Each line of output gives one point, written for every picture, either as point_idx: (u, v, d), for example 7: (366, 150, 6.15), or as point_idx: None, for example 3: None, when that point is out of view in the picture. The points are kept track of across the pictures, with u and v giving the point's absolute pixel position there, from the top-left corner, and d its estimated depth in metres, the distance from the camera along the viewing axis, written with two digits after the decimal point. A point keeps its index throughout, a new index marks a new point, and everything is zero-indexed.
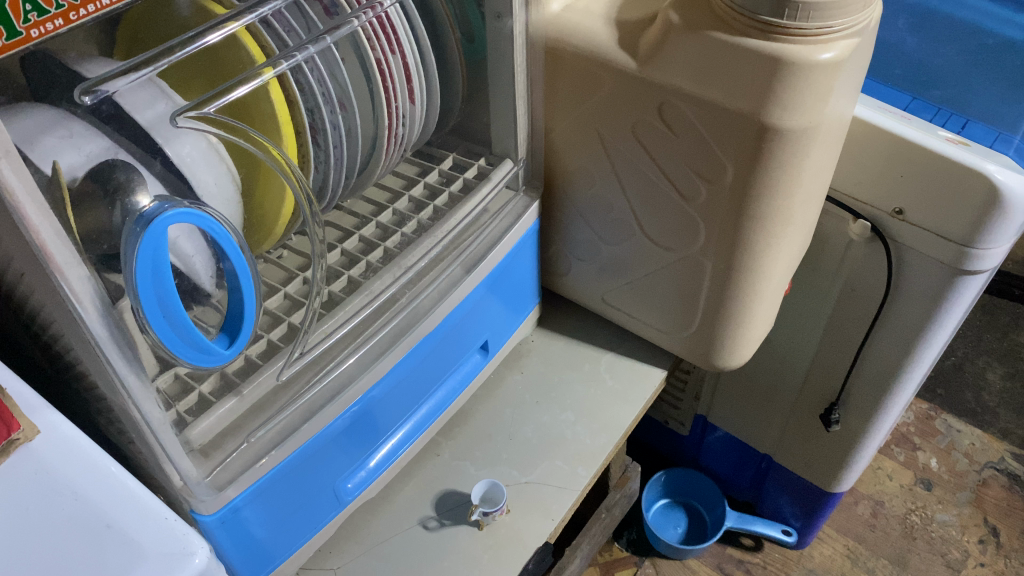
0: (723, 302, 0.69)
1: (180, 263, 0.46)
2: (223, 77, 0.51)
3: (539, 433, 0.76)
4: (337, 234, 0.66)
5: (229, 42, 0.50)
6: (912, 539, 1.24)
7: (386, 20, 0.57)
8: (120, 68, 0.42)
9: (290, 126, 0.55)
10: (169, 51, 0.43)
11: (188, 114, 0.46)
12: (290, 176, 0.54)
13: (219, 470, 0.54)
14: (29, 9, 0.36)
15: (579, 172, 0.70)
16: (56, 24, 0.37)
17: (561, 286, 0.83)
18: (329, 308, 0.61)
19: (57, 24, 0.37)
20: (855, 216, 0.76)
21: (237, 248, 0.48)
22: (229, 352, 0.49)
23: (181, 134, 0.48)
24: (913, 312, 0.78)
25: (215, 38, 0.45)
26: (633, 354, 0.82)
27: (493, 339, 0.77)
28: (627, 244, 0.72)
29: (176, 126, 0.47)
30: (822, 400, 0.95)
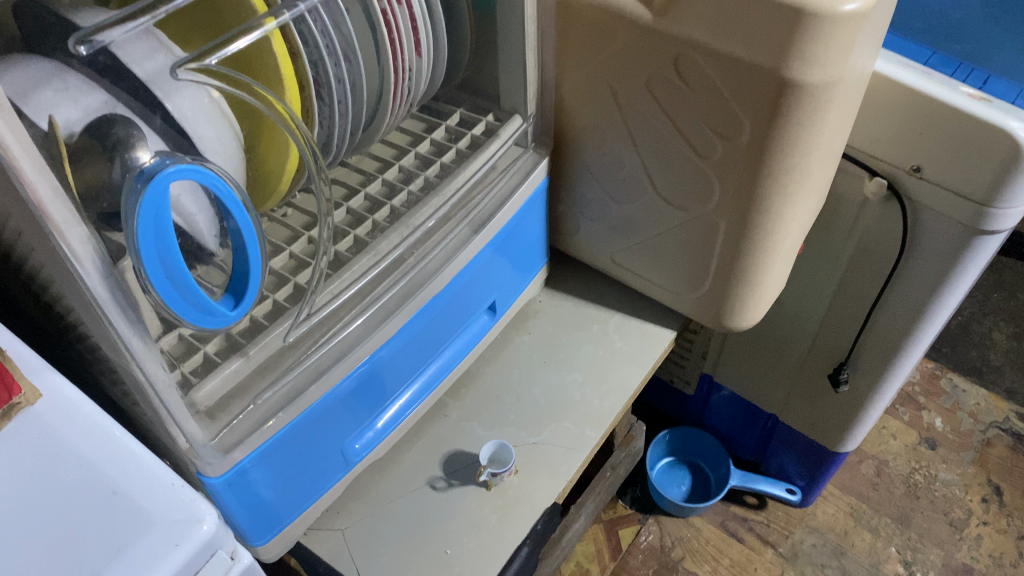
0: (738, 261, 0.68)
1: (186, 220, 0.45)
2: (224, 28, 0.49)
3: (546, 396, 0.75)
4: (343, 192, 0.65)
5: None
6: (916, 497, 1.24)
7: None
8: (115, 18, 0.40)
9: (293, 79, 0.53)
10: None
11: (188, 66, 0.44)
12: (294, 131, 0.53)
13: (225, 433, 0.54)
14: None
15: (589, 129, 0.69)
16: None
17: (569, 246, 0.82)
18: (336, 269, 0.60)
19: None
20: (871, 173, 0.74)
21: (242, 206, 0.46)
22: (234, 314, 0.47)
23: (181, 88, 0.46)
24: (927, 273, 0.77)
25: None
26: (642, 315, 0.81)
27: (501, 299, 0.75)
28: (638, 203, 0.71)
29: (177, 79, 0.45)
30: (831, 360, 0.94)
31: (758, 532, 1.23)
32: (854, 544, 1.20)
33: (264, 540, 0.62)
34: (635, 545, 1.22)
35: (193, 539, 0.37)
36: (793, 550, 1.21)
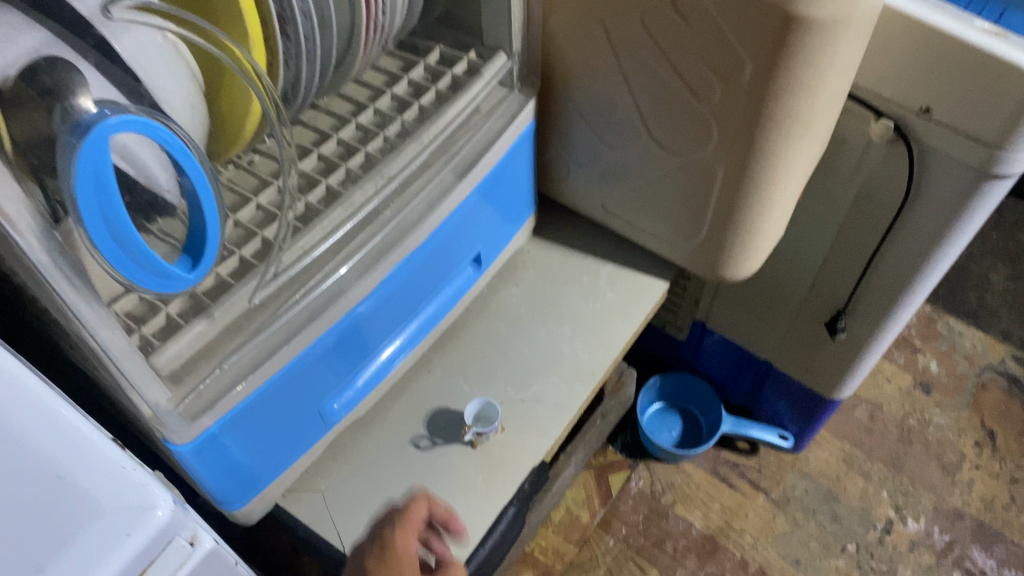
0: (736, 209, 0.64)
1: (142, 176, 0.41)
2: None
3: (535, 350, 0.72)
4: (314, 137, 0.61)
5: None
6: (909, 442, 1.23)
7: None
8: None
9: (255, 18, 0.48)
10: None
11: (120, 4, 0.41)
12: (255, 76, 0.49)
13: (191, 399, 0.51)
14: None
15: (579, 68, 0.64)
16: None
17: (558, 192, 0.78)
18: (305, 222, 0.56)
19: None
20: (877, 114, 0.70)
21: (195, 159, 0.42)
22: (193, 276, 0.44)
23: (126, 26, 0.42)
24: (932, 218, 0.73)
25: None
26: (635, 265, 0.78)
27: (487, 250, 0.72)
28: (631, 147, 0.66)
29: (115, 19, 0.42)
30: (829, 308, 0.91)
31: (749, 477, 1.23)
32: (846, 490, 1.20)
33: (241, 503, 0.59)
34: (626, 492, 1.21)
35: (147, 528, 0.35)
36: (784, 495, 1.20)
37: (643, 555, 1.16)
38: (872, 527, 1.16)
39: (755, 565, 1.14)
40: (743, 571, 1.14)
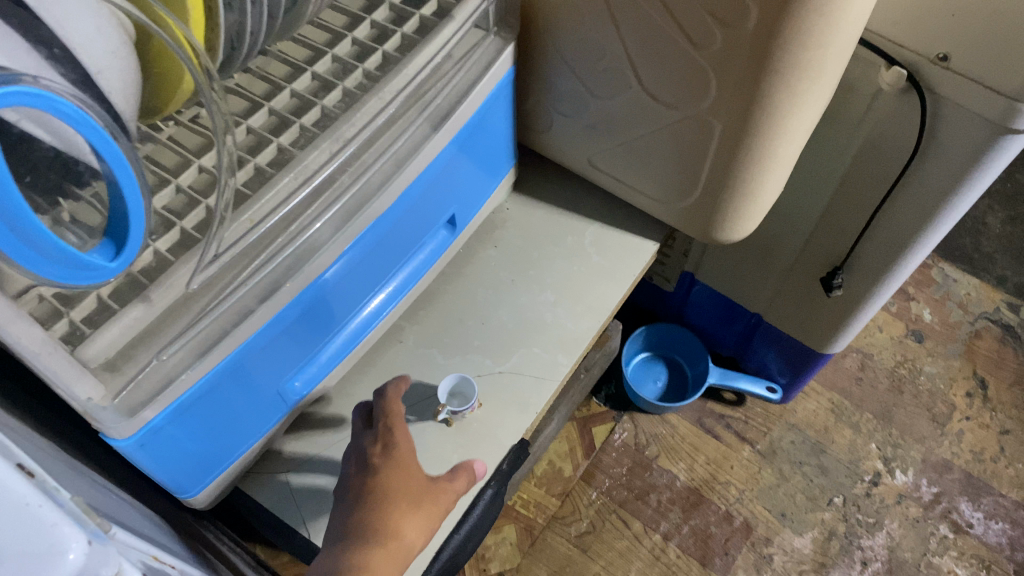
0: (734, 168, 0.59)
1: (56, 144, 0.36)
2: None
3: (514, 317, 0.67)
4: (265, 89, 0.53)
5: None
6: (899, 392, 1.21)
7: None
8: None
9: None
10: None
11: None
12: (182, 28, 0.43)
13: (129, 390, 0.46)
14: None
15: (563, 8, 0.57)
16: None
17: (539, 143, 0.72)
18: (256, 188, 0.49)
19: None
20: (889, 62, 0.64)
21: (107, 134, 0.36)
22: (115, 266, 0.38)
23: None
24: (942, 174, 0.68)
25: None
26: (622, 224, 0.72)
27: (462, 211, 0.66)
28: (620, 98, 0.60)
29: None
30: (826, 263, 0.87)
31: (735, 428, 1.20)
32: (834, 441, 1.18)
33: (197, 490, 0.55)
34: (609, 444, 1.18)
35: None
36: (771, 447, 1.18)
37: (626, 508, 1.13)
38: (859, 480, 1.15)
39: (740, 518, 1.12)
40: (729, 524, 1.12)
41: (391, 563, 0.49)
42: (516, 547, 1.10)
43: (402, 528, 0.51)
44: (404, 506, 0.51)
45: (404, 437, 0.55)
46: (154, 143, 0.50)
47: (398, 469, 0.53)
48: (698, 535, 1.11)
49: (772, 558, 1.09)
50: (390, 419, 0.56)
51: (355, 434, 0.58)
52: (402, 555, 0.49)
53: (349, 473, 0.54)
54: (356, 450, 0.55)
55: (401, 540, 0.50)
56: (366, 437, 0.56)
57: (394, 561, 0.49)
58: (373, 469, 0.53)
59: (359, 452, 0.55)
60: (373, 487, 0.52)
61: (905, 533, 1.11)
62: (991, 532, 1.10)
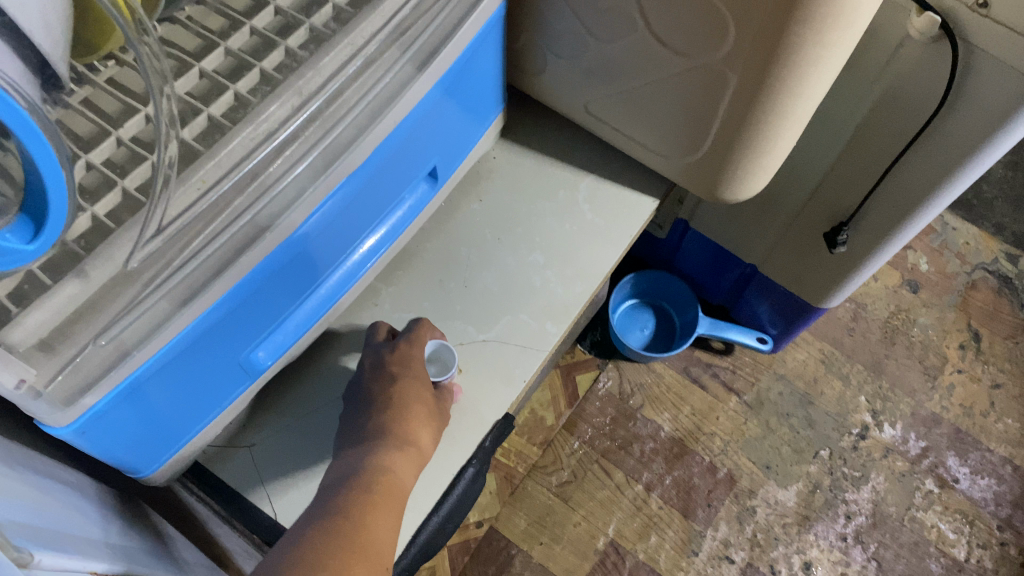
0: (746, 124, 0.53)
1: None
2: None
3: (500, 279, 0.62)
4: (221, 25, 0.46)
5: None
6: (891, 344, 1.18)
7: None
8: None
9: None
10: None
11: None
12: None
13: (67, 374, 0.40)
14: None
15: None
16: None
17: (531, 86, 0.65)
18: (207, 143, 0.43)
19: None
20: (922, 7, 0.58)
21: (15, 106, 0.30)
22: (34, 248, 0.33)
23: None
24: (967, 131, 0.63)
25: None
26: (617, 177, 0.66)
27: (445, 162, 0.60)
28: (623, 41, 0.54)
29: None
30: (831, 216, 0.82)
31: (722, 378, 1.17)
32: (823, 393, 1.15)
33: (152, 470, 0.51)
34: (592, 392, 1.15)
35: None
36: (758, 398, 1.15)
37: (609, 458, 1.10)
38: (847, 433, 1.12)
39: (724, 470, 1.10)
40: (712, 476, 1.10)
41: (412, 466, 0.51)
42: (496, 496, 1.07)
43: (418, 434, 0.53)
44: (422, 415, 0.53)
45: (421, 349, 0.56)
46: (91, 86, 0.43)
47: (416, 379, 0.54)
48: (681, 486, 1.09)
49: (755, 510, 1.08)
50: (410, 335, 0.57)
51: (375, 345, 0.57)
52: (419, 460, 0.52)
53: (364, 377, 0.55)
54: (373, 357, 0.56)
55: (420, 444, 0.52)
56: (383, 347, 0.56)
57: (416, 466, 0.51)
58: (390, 377, 0.54)
59: (376, 358, 0.56)
60: (391, 395, 0.53)
61: (890, 487, 1.09)
62: (977, 488, 1.09)
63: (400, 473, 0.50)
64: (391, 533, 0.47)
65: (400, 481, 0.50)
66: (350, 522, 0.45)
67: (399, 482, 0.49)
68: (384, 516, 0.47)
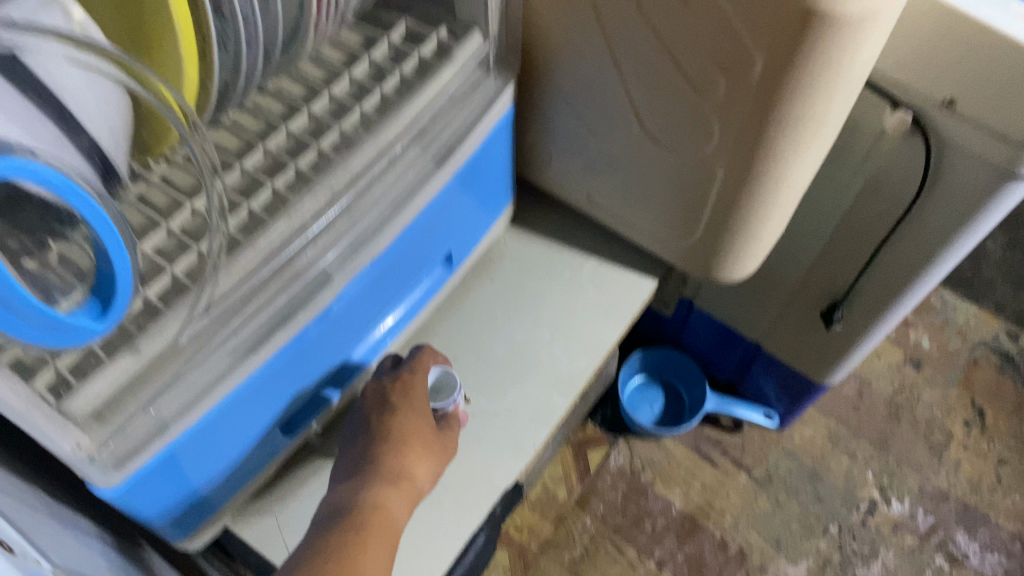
0: (734, 212, 0.58)
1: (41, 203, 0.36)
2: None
3: (510, 352, 0.66)
4: (260, 128, 0.52)
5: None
6: (897, 420, 1.20)
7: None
8: None
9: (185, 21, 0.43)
10: None
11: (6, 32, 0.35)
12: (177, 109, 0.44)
13: (117, 439, 0.44)
14: None
15: (565, 51, 0.56)
16: None
17: (538, 176, 0.70)
18: (247, 234, 0.48)
19: None
20: (893, 104, 0.63)
21: (89, 198, 0.36)
22: (101, 326, 0.38)
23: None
24: (947, 215, 0.67)
25: None
26: (620, 258, 0.71)
27: (459, 246, 0.65)
28: (620, 137, 0.59)
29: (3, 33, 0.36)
30: (826, 295, 0.86)
31: (732, 455, 1.19)
32: (831, 469, 1.17)
33: (184, 531, 0.54)
34: (604, 468, 1.17)
35: None
36: (767, 474, 1.17)
37: (620, 533, 1.12)
38: (855, 508, 1.14)
39: (735, 546, 1.11)
40: (723, 552, 1.11)
41: (405, 502, 0.54)
42: (509, 572, 1.09)
43: (414, 470, 0.56)
44: (418, 449, 0.57)
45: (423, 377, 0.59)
46: (145, 182, 0.49)
47: (414, 411, 0.57)
48: (692, 562, 1.10)
49: None
50: (412, 364, 0.60)
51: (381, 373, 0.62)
52: (413, 495, 0.55)
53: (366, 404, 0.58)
54: (376, 385, 0.59)
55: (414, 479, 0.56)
56: (387, 377, 0.59)
57: (411, 500, 0.55)
58: (392, 407, 0.57)
59: (379, 388, 0.59)
60: (391, 427, 0.56)
61: (900, 563, 1.10)
62: (987, 565, 1.10)
63: (393, 509, 0.54)
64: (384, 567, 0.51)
65: (390, 519, 0.53)
66: (338, 560, 0.50)
67: (391, 518, 0.53)
68: (373, 552, 0.51)
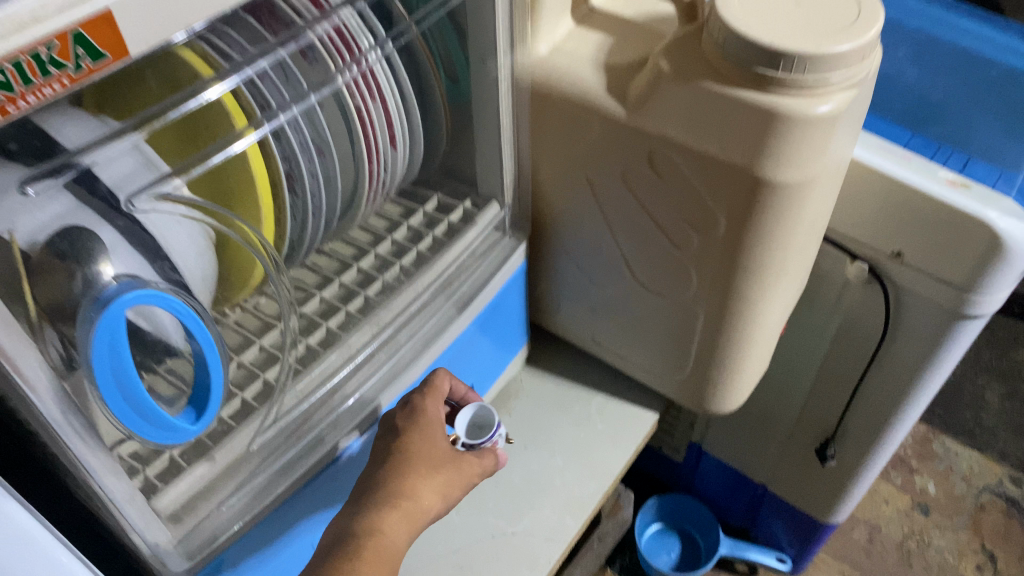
0: (718, 348, 0.67)
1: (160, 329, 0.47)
2: (155, 99, 0.48)
3: (527, 480, 0.74)
4: (317, 280, 0.64)
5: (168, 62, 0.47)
6: (909, 564, 1.23)
7: (344, 28, 0.53)
8: (89, 143, 0.41)
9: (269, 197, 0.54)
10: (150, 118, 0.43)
11: (145, 197, 0.45)
12: (261, 251, 0.54)
13: (191, 537, 0.52)
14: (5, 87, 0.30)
15: (567, 216, 0.68)
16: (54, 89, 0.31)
17: (550, 323, 0.81)
18: (306, 364, 0.58)
19: (56, 88, 0.31)
20: (852, 257, 0.74)
21: (202, 324, 0.47)
22: (195, 428, 0.47)
23: (103, 144, 0.41)
24: (912, 353, 0.76)
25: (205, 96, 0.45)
26: (625, 395, 0.80)
27: (480, 383, 0.74)
28: (616, 286, 0.70)
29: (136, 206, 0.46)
30: (819, 433, 0.93)
31: None
32: None
33: None
34: None
35: None
36: None
37: None
38: None
39: None
40: None
41: (403, 524, 0.55)
42: None
43: (418, 490, 0.56)
44: (422, 470, 0.57)
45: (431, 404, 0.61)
46: (221, 326, 0.60)
47: (421, 433, 0.59)
48: None
49: None
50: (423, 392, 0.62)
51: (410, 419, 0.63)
52: (412, 515, 0.55)
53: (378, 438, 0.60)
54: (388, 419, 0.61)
55: (416, 509, 0.56)
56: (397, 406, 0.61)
57: (407, 525, 0.55)
58: (400, 431, 0.59)
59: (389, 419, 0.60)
60: (399, 449, 0.58)
61: None
62: None
63: (390, 536, 0.54)
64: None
65: (388, 543, 0.53)
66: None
67: (390, 544, 0.53)
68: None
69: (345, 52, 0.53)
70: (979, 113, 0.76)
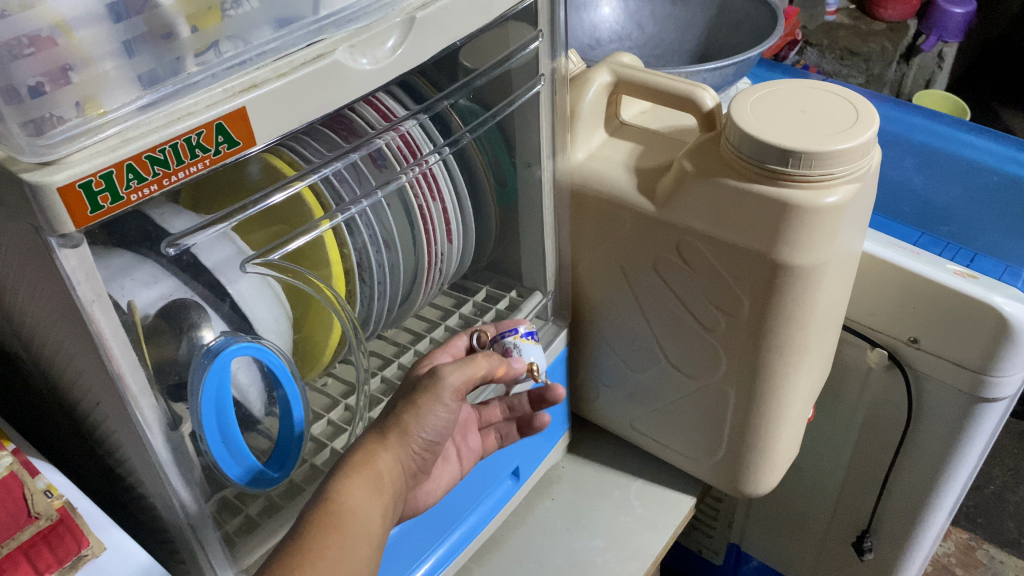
0: (747, 428, 0.72)
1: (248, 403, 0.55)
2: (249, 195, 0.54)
3: (568, 558, 0.77)
4: (379, 362, 0.71)
5: (263, 167, 0.55)
6: None
7: (409, 137, 0.61)
8: (199, 224, 0.46)
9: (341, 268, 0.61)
10: (242, 209, 0.49)
11: (255, 261, 0.52)
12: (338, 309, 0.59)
13: None
14: (159, 162, 0.38)
15: (605, 305, 0.75)
16: (198, 168, 0.40)
17: (589, 412, 0.86)
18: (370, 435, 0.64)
19: (201, 167, 0.40)
20: (872, 344, 0.79)
21: (291, 378, 0.55)
22: (278, 476, 0.55)
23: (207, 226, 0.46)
24: (937, 438, 0.80)
25: (279, 197, 0.51)
26: (662, 481, 0.84)
27: (525, 465, 0.79)
28: (651, 371, 0.76)
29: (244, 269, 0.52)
30: (855, 528, 0.95)
31: None
32: None
33: None
34: None
35: None
36: None
37: None
38: None
39: None
40: None
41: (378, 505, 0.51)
42: None
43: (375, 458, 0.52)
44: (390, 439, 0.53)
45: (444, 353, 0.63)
46: None
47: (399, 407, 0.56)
48: None
49: None
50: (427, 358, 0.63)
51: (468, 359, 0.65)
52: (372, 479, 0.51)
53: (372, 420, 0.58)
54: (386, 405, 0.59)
55: (372, 464, 0.52)
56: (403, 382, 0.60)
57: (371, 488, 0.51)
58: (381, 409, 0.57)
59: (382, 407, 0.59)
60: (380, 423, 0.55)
61: None
62: None
63: (348, 499, 0.49)
64: (341, 570, 0.47)
65: (351, 514, 0.49)
66: (292, 556, 0.46)
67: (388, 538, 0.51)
68: (328, 557, 0.47)
69: (410, 157, 0.61)
70: (983, 218, 0.82)
